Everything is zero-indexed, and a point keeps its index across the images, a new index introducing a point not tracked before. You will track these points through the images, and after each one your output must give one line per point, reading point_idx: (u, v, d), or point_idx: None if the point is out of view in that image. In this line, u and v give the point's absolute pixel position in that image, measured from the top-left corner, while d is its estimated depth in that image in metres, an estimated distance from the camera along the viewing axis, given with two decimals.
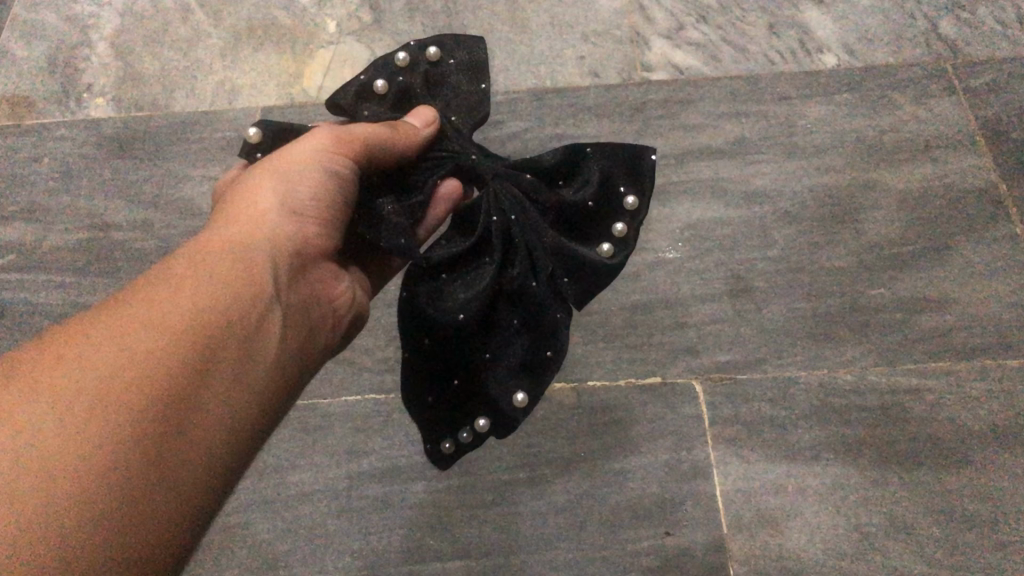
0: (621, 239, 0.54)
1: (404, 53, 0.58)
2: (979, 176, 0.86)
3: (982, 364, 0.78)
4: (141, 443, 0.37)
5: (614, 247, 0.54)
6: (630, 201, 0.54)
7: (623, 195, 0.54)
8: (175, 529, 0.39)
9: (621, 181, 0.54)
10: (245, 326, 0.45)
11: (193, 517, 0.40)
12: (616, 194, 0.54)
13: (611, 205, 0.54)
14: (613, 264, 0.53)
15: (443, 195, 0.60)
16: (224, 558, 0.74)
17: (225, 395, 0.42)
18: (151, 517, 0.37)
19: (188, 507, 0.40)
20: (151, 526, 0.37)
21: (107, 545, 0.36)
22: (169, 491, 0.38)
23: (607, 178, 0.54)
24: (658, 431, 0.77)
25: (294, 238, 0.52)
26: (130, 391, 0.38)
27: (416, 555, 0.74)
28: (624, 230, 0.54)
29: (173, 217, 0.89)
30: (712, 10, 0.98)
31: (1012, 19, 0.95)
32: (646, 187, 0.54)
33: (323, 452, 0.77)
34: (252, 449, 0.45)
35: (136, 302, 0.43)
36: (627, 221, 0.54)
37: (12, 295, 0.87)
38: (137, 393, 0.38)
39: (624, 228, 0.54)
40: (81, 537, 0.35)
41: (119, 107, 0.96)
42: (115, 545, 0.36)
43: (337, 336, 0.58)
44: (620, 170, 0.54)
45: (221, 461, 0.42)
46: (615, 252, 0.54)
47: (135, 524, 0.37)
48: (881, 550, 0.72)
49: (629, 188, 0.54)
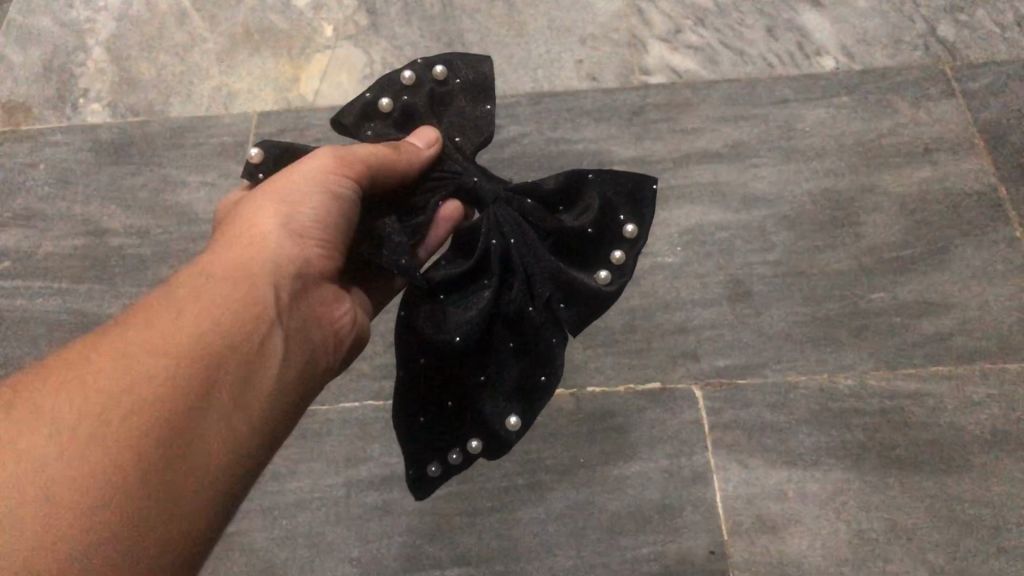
0: (618, 267, 0.54)
1: (410, 72, 0.58)
2: (979, 179, 0.86)
3: (982, 369, 0.78)
4: (141, 473, 0.37)
5: (611, 275, 0.54)
6: (629, 229, 0.54)
7: (622, 223, 0.54)
8: (172, 561, 0.38)
9: (621, 209, 0.54)
10: (245, 351, 0.44)
11: (190, 550, 0.39)
12: (616, 222, 0.54)
13: (610, 232, 0.54)
14: (610, 292, 0.53)
15: (445, 215, 0.59)
16: (221, 567, 0.74)
17: (225, 424, 0.42)
18: (148, 548, 0.37)
19: (186, 539, 0.39)
20: (148, 557, 0.37)
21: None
22: (167, 522, 0.38)
23: (607, 206, 0.54)
24: (658, 436, 0.77)
25: (295, 259, 0.52)
26: (131, 420, 0.38)
27: (416, 563, 0.73)
28: (622, 258, 0.54)
29: (170, 223, 0.88)
30: (710, 13, 0.98)
31: (1011, 22, 0.95)
32: (645, 217, 0.54)
33: (323, 459, 0.77)
34: (251, 480, 0.44)
35: (137, 326, 0.42)
36: (625, 249, 0.54)
37: (6, 302, 0.86)
38: (137, 422, 0.38)
39: (622, 255, 0.54)
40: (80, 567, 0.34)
41: (114, 111, 0.96)
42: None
43: (337, 359, 0.57)
44: (620, 199, 0.55)
45: (219, 494, 0.41)
46: (612, 279, 0.54)
47: (134, 555, 0.36)
48: (882, 555, 0.72)
49: (628, 216, 0.54)
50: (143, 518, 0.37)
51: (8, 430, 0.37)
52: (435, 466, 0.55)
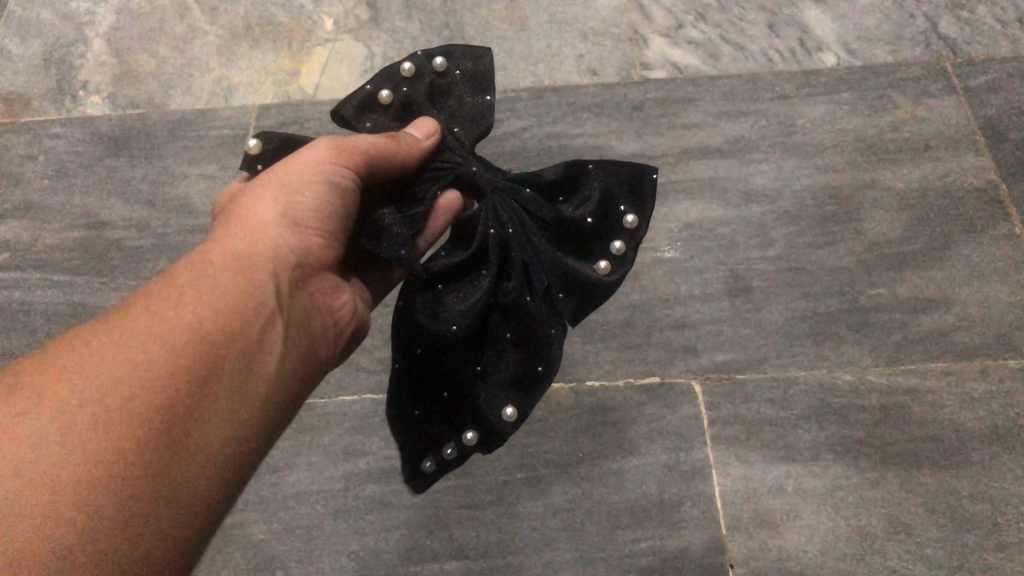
0: (618, 257, 0.54)
1: (410, 63, 0.58)
2: (979, 175, 0.86)
3: (982, 365, 0.78)
4: (143, 461, 0.37)
5: (611, 265, 0.54)
6: (629, 219, 0.55)
7: (623, 213, 0.55)
8: (173, 552, 0.38)
9: (621, 200, 0.55)
10: (244, 341, 0.44)
11: (187, 541, 0.39)
12: (616, 212, 0.55)
13: (611, 223, 0.55)
14: (610, 283, 0.54)
15: (443, 206, 0.59)
16: (218, 560, 0.74)
17: (223, 415, 0.42)
18: (150, 538, 0.37)
19: (183, 529, 0.39)
20: (147, 547, 0.37)
21: (104, 567, 0.35)
22: (164, 511, 0.38)
23: (608, 196, 0.55)
24: (657, 431, 0.76)
25: (295, 249, 0.51)
26: (131, 408, 0.38)
27: (414, 556, 0.73)
28: (622, 249, 0.54)
29: (170, 215, 0.88)
30: (711, 9, 0.98)
31: (1012, 19, 0.95)
32: (645, 208, 0.55)
33: (322, 452, 0.77)
34: (251, 470, 0.45)
35: (138, 314, 0.42)
36: (625, 240, 0.55)
37: (5, 294, 0.86)
38: (138, 410, 0.38)
39: (622, 246, 0.54)
40: (83, 558, 0.34)
41: (114, 104, 0.95)
42: (111, 566, 0.35)
43: (337, 350, 0.57)
44: (620, 189, 0.55)
45: (218, 484, 0.41)
46: (612, 269, 0.54)
47: (135, 544, 0.36)
48: (882, 551, 0.72)
49: (629, 206, 0.55)
50: (140, 509, 0.36)
51: (5, 418, 0.36)
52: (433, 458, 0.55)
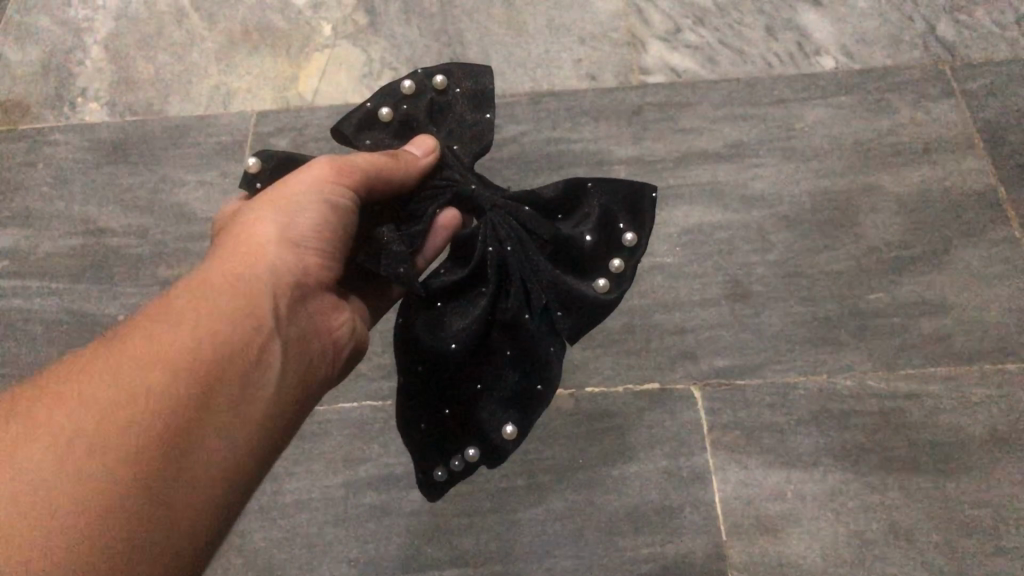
0: (617, 275, 0.54)
1: (410, 81, 0.58)
2: (978, 179, 0.86)
3: (982, 370, 0.78)
4: (141, 485, 0.37)
5: (610, 283, 0.54)
6: (629, 237, 0.54)
7: (622, 232, 0.55)
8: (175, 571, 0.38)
9: (621, 218, 0.55)
10: (243, 362, 0.44)
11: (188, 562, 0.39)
12: (616, 230, 0.55)
13: (611, 241, 0.54)
14: (608, 301, 0.53)
15: (443, 224, 0.59)
16: (218, 569, 0.74)
17: (223, 435, 0.42)
18: (148, 561, 0.37)
19: (184, 549, 0.39)
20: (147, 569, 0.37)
21: None
22: (164, 533, 0.37)
23: (607, 214, 0.55)
24: (657, 437, 0.76)
25: (293, 269, 0.52)
26: (128, 431, 0.38)
27: (414, 564, 0.73)
28: (621, 267, 0.54)
29: (169, 222, 0.88)
30: (709, 12, 0.98)
31: (1010, 21, 0.95)
32: (645, 226, 0.55)
33: (322, 460, 0.77)
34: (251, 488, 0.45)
35: (136, 336, 0.42)
36: (624, 257, 0.54)
37: (5, 302, 0.86)
38: (137, 432, 0.38)
39: (622, 264, 0.54)
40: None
41: (114, 111, 0.95)
42: None
43: (336, 368, 0.57)
44: (619, 208, 0.55)
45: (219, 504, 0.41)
46: (611, 287, 0.54)
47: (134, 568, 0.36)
48: (881, 557, 0.71)
49: (628, 224, 0.55)
50: (139, 532, 0.36)
51: (6, 442, 0.36)
52: (438, 472, 0.55)
